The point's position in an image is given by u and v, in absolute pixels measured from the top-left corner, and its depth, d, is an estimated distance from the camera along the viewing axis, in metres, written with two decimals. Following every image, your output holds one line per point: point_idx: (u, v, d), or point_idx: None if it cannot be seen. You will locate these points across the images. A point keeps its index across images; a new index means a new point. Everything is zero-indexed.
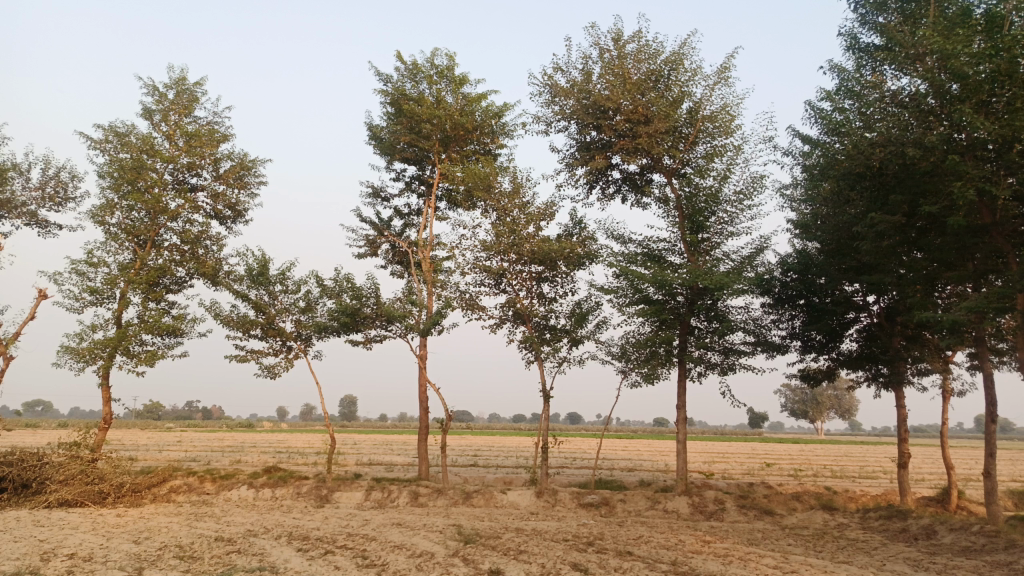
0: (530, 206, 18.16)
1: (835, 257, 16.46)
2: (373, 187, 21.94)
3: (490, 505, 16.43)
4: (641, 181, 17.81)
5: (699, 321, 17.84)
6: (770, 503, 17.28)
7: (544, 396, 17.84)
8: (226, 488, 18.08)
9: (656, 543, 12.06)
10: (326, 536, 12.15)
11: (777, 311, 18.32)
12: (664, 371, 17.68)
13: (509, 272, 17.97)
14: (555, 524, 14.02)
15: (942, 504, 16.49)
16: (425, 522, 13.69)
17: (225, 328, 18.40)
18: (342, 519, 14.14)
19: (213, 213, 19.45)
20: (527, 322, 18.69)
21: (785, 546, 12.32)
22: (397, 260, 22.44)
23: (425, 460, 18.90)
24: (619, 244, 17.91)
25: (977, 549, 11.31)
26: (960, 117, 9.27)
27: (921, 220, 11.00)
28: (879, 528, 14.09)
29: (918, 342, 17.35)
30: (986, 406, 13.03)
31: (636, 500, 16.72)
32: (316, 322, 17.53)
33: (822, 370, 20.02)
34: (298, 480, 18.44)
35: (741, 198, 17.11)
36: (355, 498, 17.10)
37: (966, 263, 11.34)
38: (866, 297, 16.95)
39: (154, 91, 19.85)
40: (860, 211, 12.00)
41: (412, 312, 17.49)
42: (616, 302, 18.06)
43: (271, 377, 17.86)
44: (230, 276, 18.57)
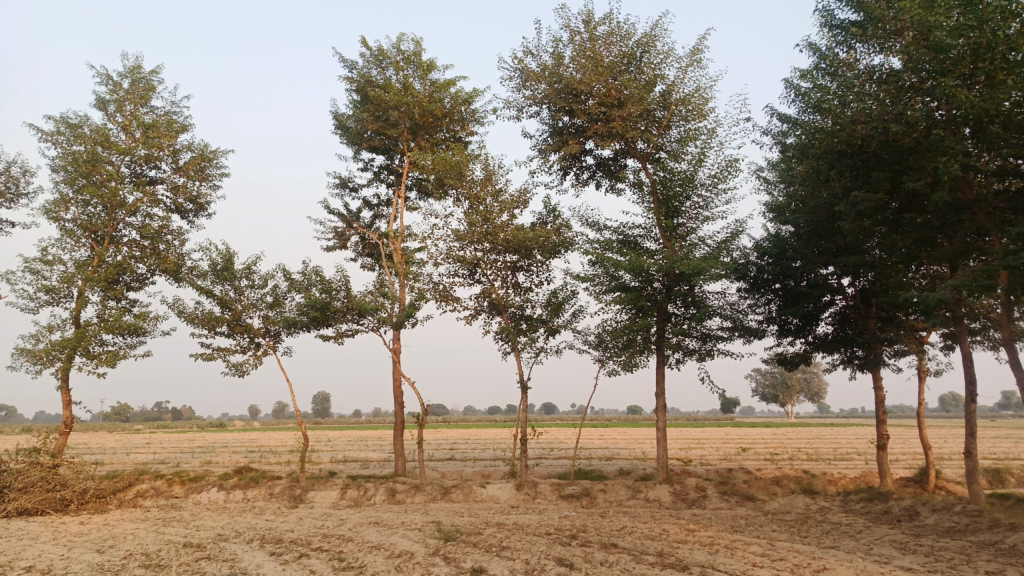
0: (503, 194, 17.79)
1: (811, 240, 16.38)
2: (340, 178, 21.40)
3: (469, 500, 16.09)
4: (615, 166, 17.55)
5: (676, 307, 17.66)
6: (750, 489, 17.20)
7: (521, 387, 17.53)
8: (196, 491, 17.50)
9: (640, 534, 11.83)
10: (300, 538, 11.71)
11: (754, 295, 18.22)
12: (642, 359, 17.49)
13: (483, 262, 17.60)
14: (537, 518, 13.72)
15: (920, 484, 16.55)
16: (403, 520, 13.30)
17: (190, 326, 17.78)
18: (317, 520, 13.68)
19: (174, 206, 18.77)
20: (502, 313, 18.35)
21: (770, 532, 12.18)
22: (367, 253, 21.95)
23: (402, 456, 18.49)
24: (594, 231, 17.64)
25: (961, 529, 11.26)
26: (943, 90, 9.10)
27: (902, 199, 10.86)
28: (861, 511, 14.04)
29: (893, 324, 17.38)
30: (966, 385, 13.00)
31: (617, 489, 16.51)
32: (285, 317, 17.00)
33: (799, 354, 20.01)
34: (270, 480, 17.91)
35: (717, 182, 16.93)
36: (330, 498, 16.65)
37: (946, 242, 11.24)
38: (842, 279, 16.91)
39: (108, 80, 19.09)
40: (840, 189, 11.83)
41: (384, 304, 17.03)
42: (592, 290, 17.79)
43: (240, 376, 17.29)
44: (193, 272, 17.94)
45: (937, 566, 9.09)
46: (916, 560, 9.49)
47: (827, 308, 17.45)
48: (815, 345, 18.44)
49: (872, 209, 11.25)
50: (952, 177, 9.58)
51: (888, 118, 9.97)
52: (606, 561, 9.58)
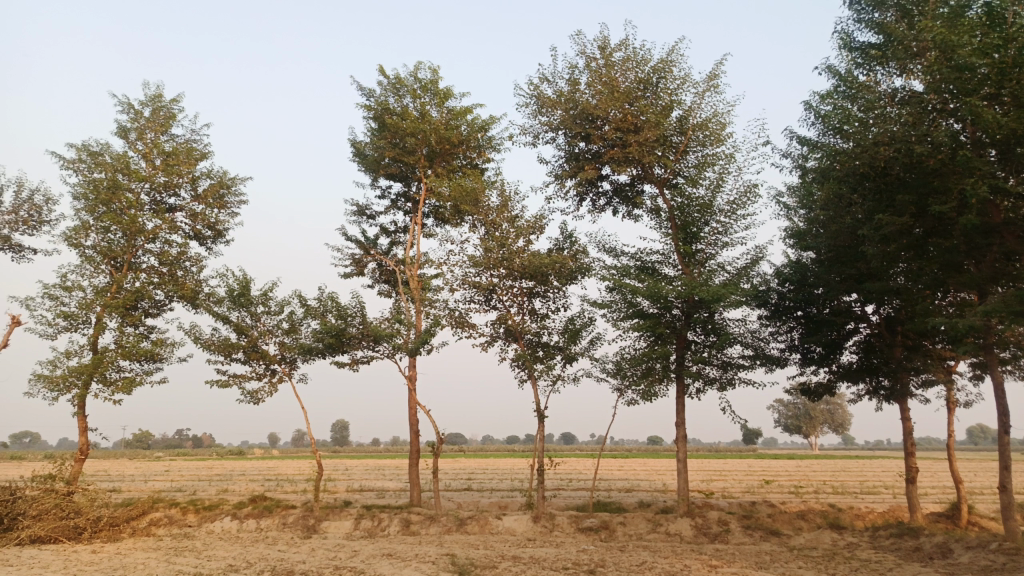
0: (520, 220, 17.69)
1: (834, 266, 16.06)
2: (358, 205, 21.47)
3: (485, 532, 15.75)
4: (632, 192, 17.42)
5: (696, 334, 17.35)
6: (775, 523, 16.68)
7: (538, 416, 17.25)
8: (209, 520, 17.33)
9: (660, 569, 11.44)
10: (311, 570, 11.47)
11: (775, 322, 17.86)
12: (662, 387, 17.14)
13: (499, 288, 17.46)
14: (553, 551, 13.36)
15: (952, 520, 15.95)
16: (416, 552, 13.01)
17: (206, 353, 17.77)
18: (329, 551, 13.43)
19: (193, 233, 18.89)
20: (519, 340, 18.14)
21: (795, 570, 11.73)
22: (384, 280, 21.91)
23: (417, 485, 18.20)
24: (611, 257, 17.45)
25: (997, 568, 10.75)
26: (968, 111, 8.88)
27: (928, 221, 10.57)
28: (891, 547, 13.51)
29: (920, 352, 16.91)
30: (998, 416, 12.53)
31: (636, 522, 16.09)
32: (300, 344, 16.93)
33: (822, 384, 19.52)
34: (284, 510, 17.70)
35: (736, 207, 16.71)
36: (343, 528, 16.40)
37: (976, 267, 10.88)
38: (866, 306, 16.52)
39: (129, 109, 19.39)
40: (863, 213, 11.56)
41: (400, 331, 16.90)
42: (610, 317, 17.55)
43: (255, 403, 17.19)
44: (210, 298, 17.98)
45: None
46: None
47: (851, 335, 17.04)
48: (839, 374, 17.98)
49: (896, 233, 10.98)
50: (980, 199, 9.31)
51: (912, 140, 9.75)
52: None
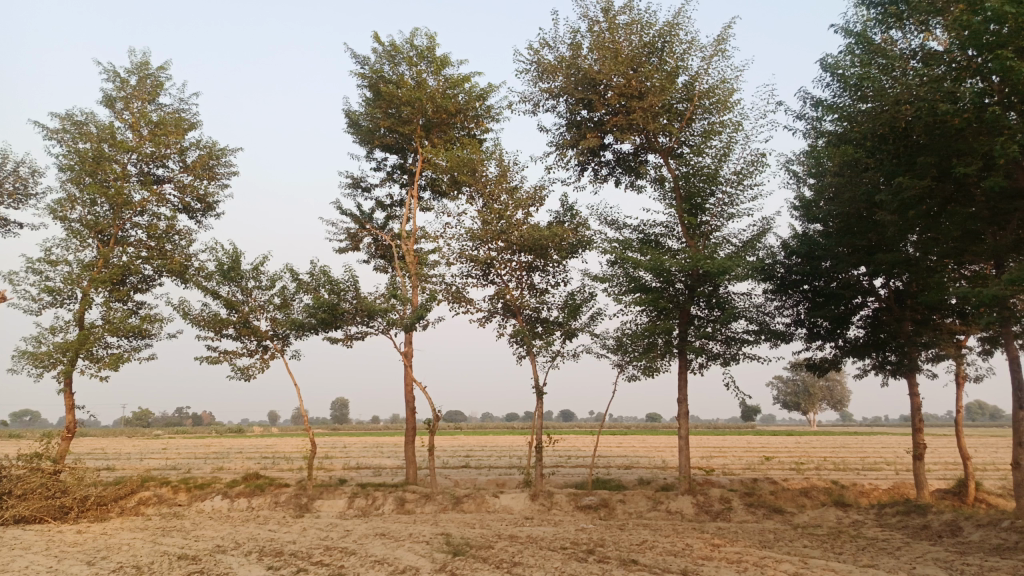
0: (519, 191, 17.12)
1: (843, 238, 15.57)
2: (352, 177, 20.86)
3: (482, 510, 15.41)
4: (636, 162, 16.85)
5: (699, 309, 16.88)
6: (777, 500, 16.34)
7: (537, 392, 16.84)
8: (200, 499, 16.98)
9: (662, 548, 11.05)
10: (301, 551, 11.08)
11: (780, 297, 17.38)
12: (664, 363, 16.70)
13: (497, 262, 16.95)
14: (552, 530, 12.99)
15: (959, 497, 15.61)
16: (411, 531, 12.64)
17: (195, 328, 17.31)
18: (320, 531, 13.07)
19: (181, 205, 18.33)
20: (517, 315, 17.68)
21: (802, 549, 11.35)
22: (379, 255, 21.39)
23: (413, 463, 17.82)
24: (613, 230, 16.93)
25: (1011, 547, 10.37)
26: (998, 65, 8.35)
27: (950, 186, 10.04)
28: (898, 525, 13.15)
29: (929, 326, 16.46)
30: (1013, 391, 12.10)
31: (636, 500, 15.74)
32: (292, 319, 16.45)
33: (827, 360, 19.09)
34: (277, 488, 17.34)
35: (742, 177, 16.16)
36: (337, 507, 16.06)
37: (999, 233, 10.34)
38: (874, 280, 16.05)
39: (115, 77, 18.74)
40: (880, 178, 11.05)
41: (395, 306, 16.41)
42: (611, 291, 17.06)
43: (246, 379, 16.76)
44: (199, 273, 17.47)
45: None
46: None
47: (859, 309, 16.56)
48: (846, 349, 17.54)
49: (914, 198, 10.46)
50: (1008, 160, 8.80)
51: (935, 98, 9.20)
52: None
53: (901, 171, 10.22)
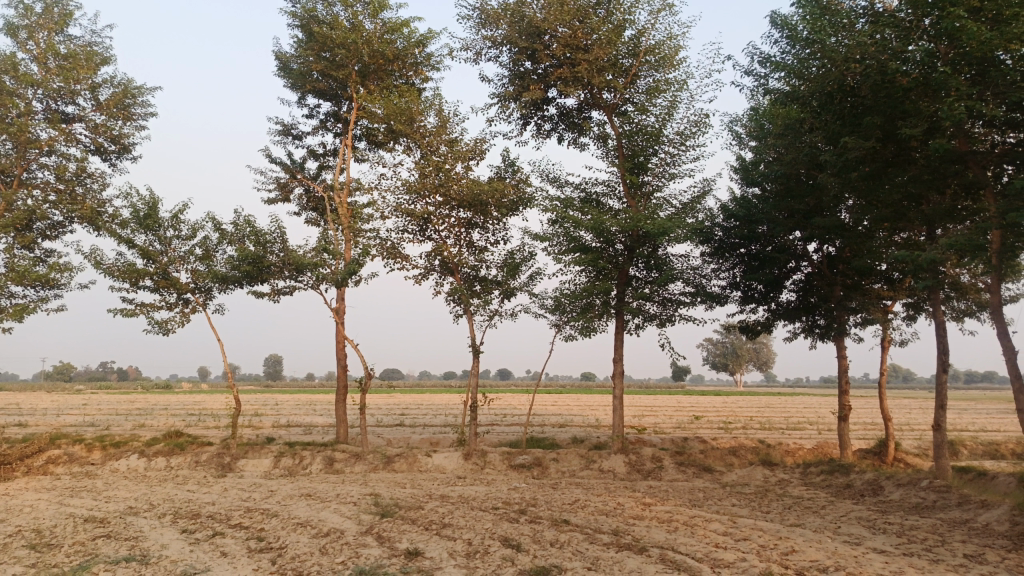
0: (458, 143, 16.48)
1: (782, 201, 15.61)
2: (283, 124, 19.78)
3: (414, 470, 15.11)
4: (579, 118, 16.42)
5: (638, 270, 16.77)
6: (707, 459, 16.59)
7: (473, 351, 16.51)
8: (115, 458, 16.12)
9: (594, 508, 10.97)
10: (219, 513, 10.53)
11: (718, 260, 17.42)
12: (601, 323, 16.59)
13: (435, 216, 16.37)
14: (484, 490, 12.77)
15: (879, 456, 16.16)
16: (338, 492, 12.22)
17: (109, 279, 16.23)
18: (243, 491, 12.52)
19: (92, 145, 16.99)
20: (455, 273, 17.21)
21: (730, 507, 11.46)
22: (311, 207, 20.49)
23: (344, 422, 17.31)
24: (554, 187, 16.54)
25: (929, 505, 10.69)
26: (950, 24, 8.23)
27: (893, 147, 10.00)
28: (822, 484, 13.47)
29: (859, 291, 16.77)
30: (937, 355, 12.39)
31: (569, 459, 15.70)
32: (215, 271, 15.57)
33: (759, 323, 19.35)
34: (199, 447, 16.59)
35: (685, 138, 15.95)
36: (262, 466, 15.50)
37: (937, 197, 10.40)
38: (809, 245, 16.20)
39: (16, 2, 17.07)
40: (825, 139, 10.95)
41: (326, 261, 15.69)
42: (551, 250, 16.75)
43: (164, 334, 15.85)
44: (113, 220, 16.31)
45: (913, 548, 8.39)
46: (889, 541, 8.79)
47: (792, 273, 16.75)
48: (777, 313, 17.78)
49: (857, 158, 10.40)
50: (953, 123, 8.76)
51: (885, 56, 9.07)
52: (557, 542, 8.64)
53: (846, 132, 10.12)
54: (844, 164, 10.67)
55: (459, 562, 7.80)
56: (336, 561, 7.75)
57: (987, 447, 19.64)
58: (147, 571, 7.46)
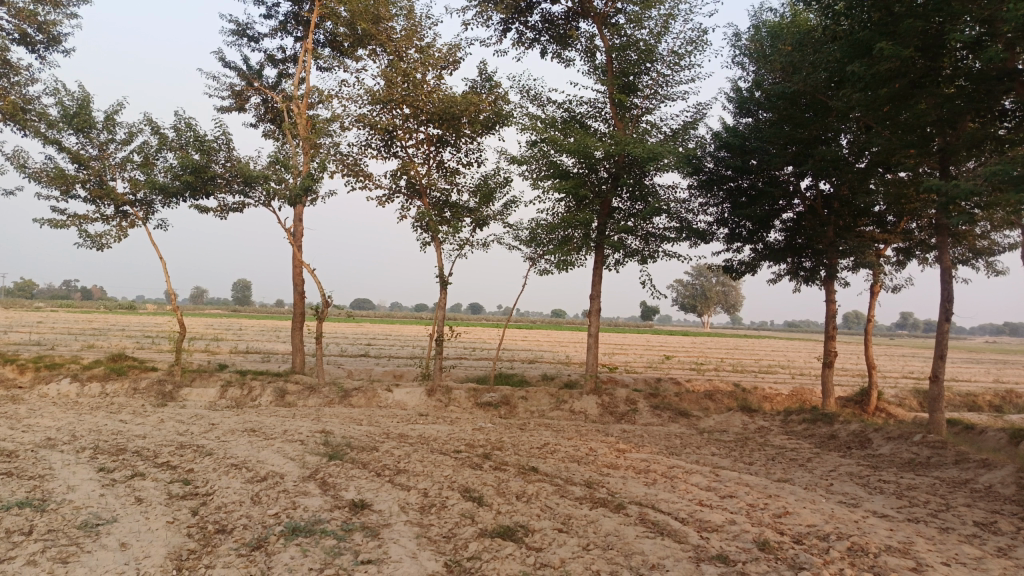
0: (431, 49, 14.81)
1: (780, 130, 14.41)
2: (237, 23, 17.84)
3: (372, 405, 14.09)
4: (566, 28, 14.87)
5: (621, 201, 15.55)
6: (682, 402, 15.80)
7: (441, 282, 15.33)
8: (44, 382, 14.77)
9: (564, 454, 10.03)
10: (146, 450, 9.36)
11: (704, 194, 16.25)
12: (579, 257, 15.45)
13: (401, 130, 14.84)
14: (446, 430, 11.77)
15: (860, 406, 15.58)
16: (285, 428, 11.13)
17: (36, 185, 14.58)
18: (180, 424, 11.37)
19: (16, 33, 15.02)
20: (423, 196, 15.83)
21: (710, 457, 10.62)
22: (268, 118, 18.77)
23: (300, 351, 16.14)
24: (535, 105, 15.07)
25: (923, 462, 9.98)
26: None
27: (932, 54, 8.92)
28: (804, 433, 12.77)
29: (853, 233, 15.75)
30: (940, 302, 11.46)
31: (539, 397, 14.78)
32: (153, 181, 14.00)
33: (744, 264, 18.36)
34: (140, 373, 15.33)
35: (681, 56, 14.53)
36: (207, 396, 14.35)
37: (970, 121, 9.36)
38: (804, 181, 15.07)
39: None
40: (854, 50, 9.80)
41: (279, 175, 14.19)
42: (529, 175, 15.41)
43: (98, 250, 14.38)
44: (37, 120, 14.55)
45: (917, 513, 7.60)
46: (889, 504, 7.99)
47: (782, 211, 15.68)
48: (763, 254, 16.79)
49: (890, 71, 9.31)
50: (1013, 24, 7.62)
51: None
52: (523, 495, 7.66)
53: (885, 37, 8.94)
54: (874, 79, 9.59)
55: (410, 517, 6.78)
56: (268, 514, 6.69)
57: (964, 398, 19.24)
58: (40, 521, 6.30)
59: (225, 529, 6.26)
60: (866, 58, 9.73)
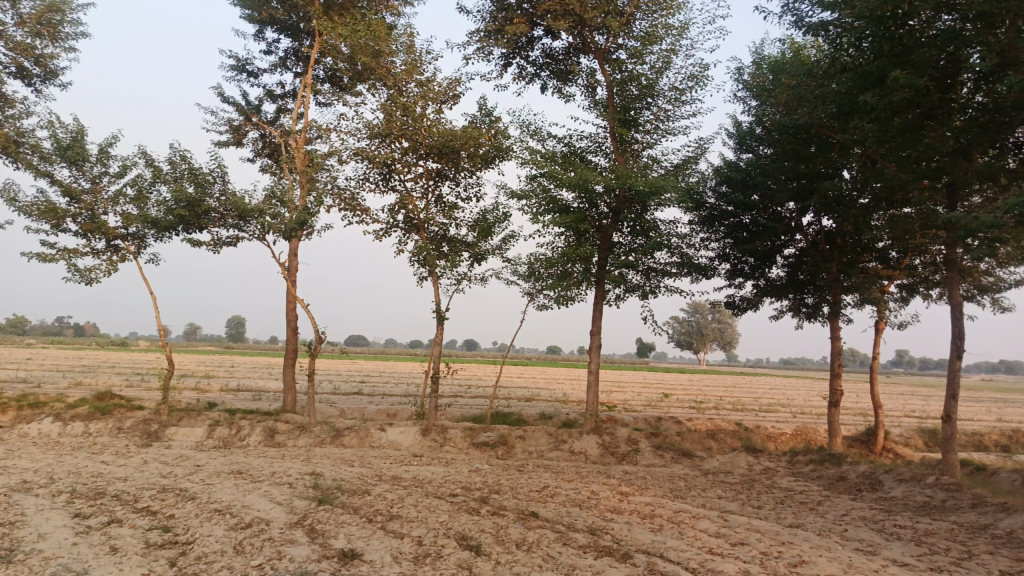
0: (431, 83, 14.73)
1: (782, 165, 14.27)
2: (236, 58, 17.81)
3: (365, 446, 13.64)
4: (567, 63, 14.83)
5: (621, 236, 15.33)
6: (684, 442, 15.36)
7: (437, 318, 15.00)
8: (26, 421, 14.28)
9: (566, 498, 9.59)
10: (127, 494, 8.90)
11: (706, 229, 16.05)
12: (580, 292, 15.16)
13: (400, 164, 14.65)
14: (442, 472, 11.32)
15: (867, 446, 15.18)
16: (275, 470, 10.68)
17: (25, 219, 14.30)
18: (165, 465, 10.91)
19: (12, 66, 14.91)
20: (421, 231, 15.59)
21: (717, 501, 10.19)
22: (266, 153, 18.63)
23: (292, 389, 15.70)
24: (535, 140, 14.94)
25: (938, 506, 9.58)
26: None
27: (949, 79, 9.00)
28: (812, 475, 12.36)
29: (857, 269, 15.51)
30: (951, 339, 11.16)
31: (537, 437, 14.34)
32: (145, 214, 13.75)
33: (746, 300, 18.08)
34: (126, 412, 14.86)
35: (682, 91, 14.46)
36: (194, 436, 13.88)
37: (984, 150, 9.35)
38: (806, 216, 14.88)
39: None
40: (864, 80, 9.83)
41: (273, 207, 13.95)
42: (528, 209, 15.20)
43: (87, 284, 14.06)
44: (29, 153, 14.36)
45: (939, 562, 7.20)
46: (909, 552, 7.58)
47: (785, 247, 15.46)
48: (765, 290, 16.53)
49: (902, 100, 9.30)
50: None
51: None
52: (523, 543, 7.24)
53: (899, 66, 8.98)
54: (885, 109, 9.58)
55: (404, 568, 6.35)
56: (251, 564, 6.26)
57: (970, 438, 18.81)
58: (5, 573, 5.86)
59: None
60: (877, 88, 9.74)
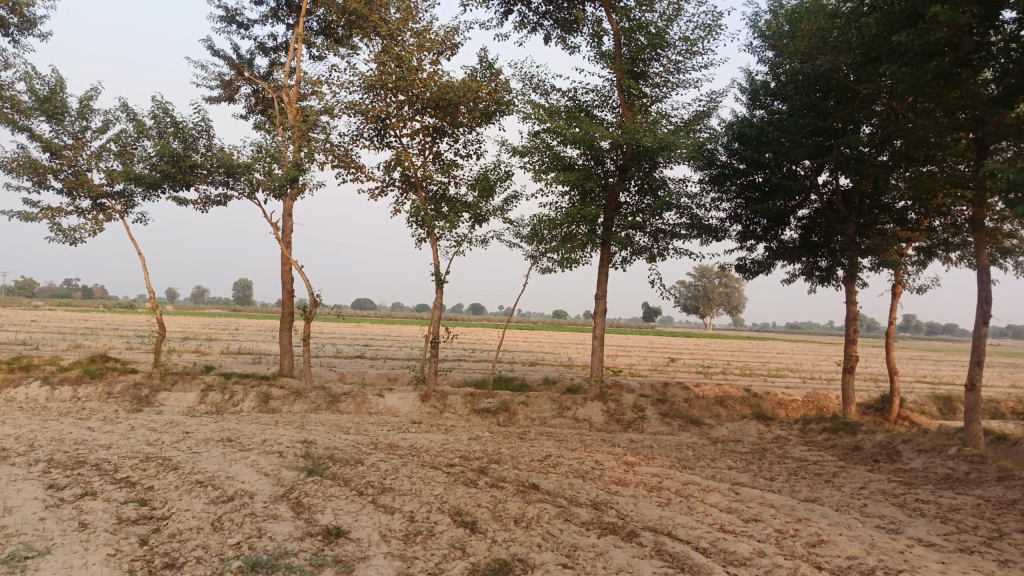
0: (428, 32, 13.94)
1: (798, 119, 13.53)
2: (226, 9, 17.00)
3: (362, 412, 13.23)
4: (571, 11, 14.01)
5: (629, 196, 14.67)
6: (692, 409, 14.90)
7: (436, 281, 14.45)
8: (14, 385, 13.90)
9: (568, 469, 9.12)
10: (106, 463, 8.47)
11: (716, 188, 15.36)
12: (585, 254, 14.54)
13: (395, 117, 13.96)
14: (440, 439, 10.89)
15: (881, 414, 14.69)
16: (265, 437, 10.26)
17: (6, 175, 13.75)
18: (152, 432, 10.49)
19: None
20: (418, 190, 14.96)
21: (727, 472, 9.72)
22: (259, 109, 17.93)
23: (288, 353, 15.25)
24: (538, 94, 14.20)
25: (961, 479, 9.09)
26: None
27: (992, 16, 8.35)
28: (826, 444, 11.88)
29: (874, 230, 14.80)
30: (977, 304, 10.55)
31: (540, 403, 13.89)
32: (129, 171, 13.17)
33: (757, 264, 17.45)
34: (118, 376, 14.47)
35: (693, 41, 13.66)
36: (186, 401, 13.49)
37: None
38: (823, 174, 14.15)
39: None
40: (901, 16, 9.20)
41: (261, 164, 13.32)
42: (531, 168, 14.53)
43: (71, 244, 13.56)
44: (5, 105, 13.72)
45: (968, 542, 6.69)
46: (934, 529, 7.09)
47: (799, 207, 14.77)
48: (778, 252, 15.90)
49: (939, 38, 8.62)
50: None
51: None
52: (522, 520, 6.77)
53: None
54: (920, 50, 8.92)
55: (392, 548, 5.89)
56: (228, 543, 5.82)
57: (986, 405, 18.30)
58: None
59: (174, 563, 5.44)
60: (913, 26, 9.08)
